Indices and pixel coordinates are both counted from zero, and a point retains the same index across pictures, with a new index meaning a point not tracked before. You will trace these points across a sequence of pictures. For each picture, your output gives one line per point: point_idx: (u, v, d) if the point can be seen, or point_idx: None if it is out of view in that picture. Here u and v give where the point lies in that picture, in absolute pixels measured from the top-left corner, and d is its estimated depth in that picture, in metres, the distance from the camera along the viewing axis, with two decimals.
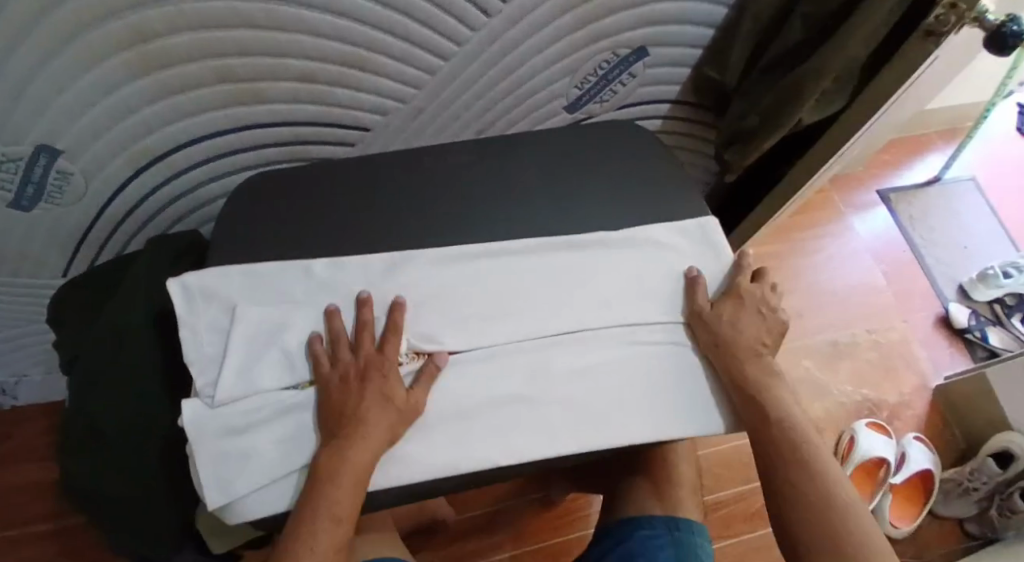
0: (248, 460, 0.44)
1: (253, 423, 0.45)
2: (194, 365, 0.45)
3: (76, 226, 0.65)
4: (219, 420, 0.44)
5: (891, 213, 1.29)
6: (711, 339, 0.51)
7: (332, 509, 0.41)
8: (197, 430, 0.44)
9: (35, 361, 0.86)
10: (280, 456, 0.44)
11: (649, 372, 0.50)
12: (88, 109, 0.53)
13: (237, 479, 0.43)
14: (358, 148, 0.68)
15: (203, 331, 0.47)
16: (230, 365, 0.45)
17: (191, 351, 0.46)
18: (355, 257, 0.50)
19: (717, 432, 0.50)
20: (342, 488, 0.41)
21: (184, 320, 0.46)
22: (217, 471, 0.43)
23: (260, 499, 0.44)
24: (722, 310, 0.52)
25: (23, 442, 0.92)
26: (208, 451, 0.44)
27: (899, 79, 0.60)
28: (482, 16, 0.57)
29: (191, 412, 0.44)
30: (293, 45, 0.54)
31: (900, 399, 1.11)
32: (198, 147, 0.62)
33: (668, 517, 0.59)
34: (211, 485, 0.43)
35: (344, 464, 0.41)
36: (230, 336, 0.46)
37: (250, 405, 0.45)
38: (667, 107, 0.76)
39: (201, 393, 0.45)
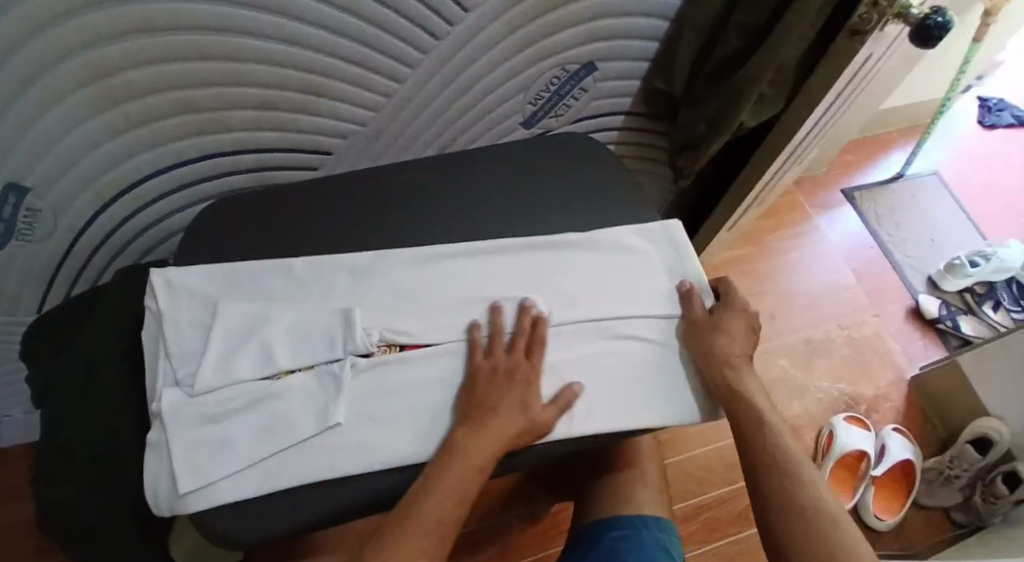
0: (224, 447, 0.44)
1: (231, 411, 0.45)
2: (175, 357, 0.47)
3: (47, 262, 0.66)
4: (198, 407, 0.45)
5: (857, 211, 1.32)
6: (703, 347, 0.52)
7: (451, 490, 0.42)
8: (175, 416, 0.45)
9: (14, 400, 0.86)
10: (253, 444, 0.44)
11: (618, 363, 0.52)
12: (51, 147, 0.55)
13: (209, 465, 0.43)
14: (321, 171, 0.70)
15: (184, 326, 0.48)
16: (209, 355, 0.47)
17: (174, 343, 0.47)
18: (329, 260, 0.53)
19: (688, 416, 0.51)
20: (455, 476, 0.42)
21: (167, 312, 0.48)
22: (189, 456, 0.43)
23: (230, 486, 0.43)
24: (717, 320, 0.54)
25: (4, 483, 0.92)
26: (184, 435, 0.44)
27: (834, 76, 0.62)
28: (432, 40, 0.60)
29: (172, 399, 0.45)
30: (251, 74, 0.56)
31: (877, 392, 1.12)
32: (163, 178, 0.64)
33: (634, 516, 0.61)
34: (180, 469, 0.42)
35: (467, 448, 0.44)
36: (212, 329, 0.48)
37: (229, 394, 0.46)
38: (621, 118, 0.79)
39: (181, 382, 0.46)
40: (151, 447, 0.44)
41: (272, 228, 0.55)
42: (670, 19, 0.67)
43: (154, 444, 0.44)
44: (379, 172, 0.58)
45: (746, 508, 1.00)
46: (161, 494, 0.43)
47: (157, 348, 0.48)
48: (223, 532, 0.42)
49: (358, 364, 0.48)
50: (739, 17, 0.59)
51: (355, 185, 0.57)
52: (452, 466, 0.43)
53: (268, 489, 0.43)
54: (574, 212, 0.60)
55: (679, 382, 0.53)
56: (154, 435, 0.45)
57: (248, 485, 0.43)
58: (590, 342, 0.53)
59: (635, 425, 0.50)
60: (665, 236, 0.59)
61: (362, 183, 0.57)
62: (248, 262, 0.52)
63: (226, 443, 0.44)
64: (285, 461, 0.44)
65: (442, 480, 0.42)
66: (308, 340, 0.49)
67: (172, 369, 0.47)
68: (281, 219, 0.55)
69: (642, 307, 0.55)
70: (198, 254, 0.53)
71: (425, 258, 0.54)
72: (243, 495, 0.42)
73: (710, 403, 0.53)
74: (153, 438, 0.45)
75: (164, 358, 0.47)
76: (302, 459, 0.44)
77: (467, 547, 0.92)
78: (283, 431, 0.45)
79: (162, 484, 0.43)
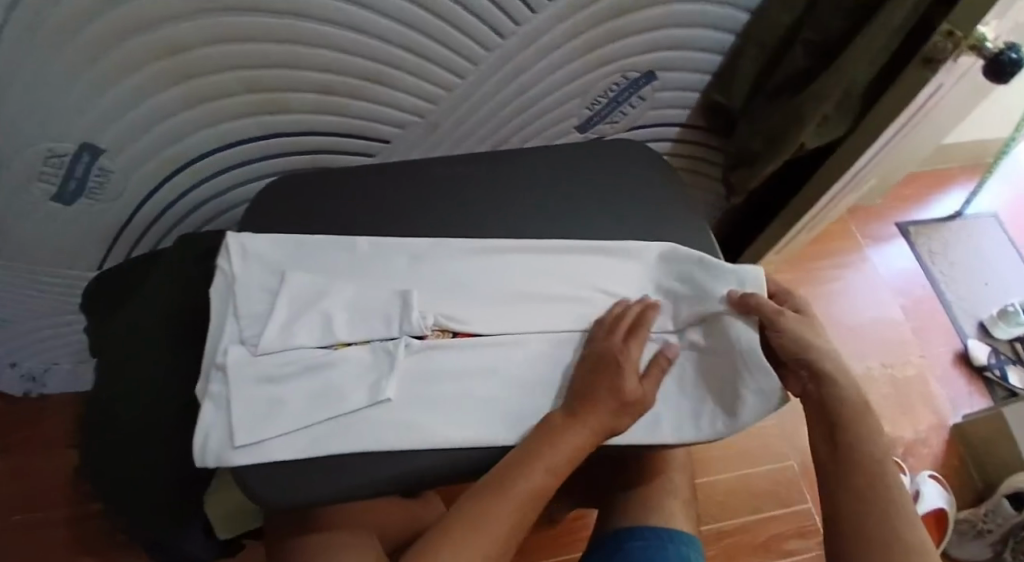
0: (279, 407, 0.46)
1: (290, 374, 0.48)
2: (242, 318, 0.49)
3: (113, 221, 0.70)
4: (259, 367, 0.47)
5: (909, 247, 1.28)
6: (797, 341, 0.50)
7: (549, 464, 0.43)
8: (237, 373, 0.47)
9: (67, 351, 0.90)
10: (307, 408, 0.46)
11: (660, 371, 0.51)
12: (128, 113, 0.58)
13: (263, 423, 0.45)
14: (377, 158, 0.72)
15: (253, 289, 0.51)
16: (275, 320, 0.49)
17: (243, 304, 0.50)
18: (394, 239, 0.54)
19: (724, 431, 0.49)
20: (555, 453, 0.43)
21: (237, 275, 0.51)
22: (246, 412, 0.45)
23: (282, 445, 0.44)
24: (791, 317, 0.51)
25: (48, 429, 0.96)
26: (242, 392, 0.46)
27: (901, 103, 0.61)
28: (496, 37, 0.61)
29: (236, 356, 0.48)
30: (320, 58, 0.58)
31: (916, 435, 1.09)
32: (228, 151, 0.66)
33: (657, 526, 0.60)
34: (237, 424, 0.44)
35: (570, 427, 0.44)
36: (278, 295, 0.50)
37: (288, 357, 0.48)
38: (676, 131, 0.79)
39: (246, 341, 0.49)
40: (211, 400, 0.47)
41: (332, 207, 0.56)
42: (734, 32, 0.67)
43: (214, 398, 0.47)
44: (433, 162, 0.59)
45: (768, 538, 0.97)
46: (209, 447, 0.44)
47: (223, 307, 0.50)
48: (261, 491, 0.43)
49: (412, 345, 0.49)
50: (806, 35, 0.60)
51: (412, 172, 0.58)
52: (551, 443, 0.43)
53: (314, 454, 0.44)
54: (624, 217, 0.60)
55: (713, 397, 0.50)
56: (215, 388, 0.47)
57: (297, 447, 0.44)
58: None
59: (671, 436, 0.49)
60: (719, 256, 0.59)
61: (418, 171, 0.59)
62: (317, 235, 0.54)
63: (281, 404, 0.46)
64: (334, 428, 0.45)
65: (543, 454, 0.43)
66: (365, 316, 0.51)
67: (237, 329, 0.49)
68: (336, 200, 0.56)
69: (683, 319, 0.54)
70: (257, 224, 0.55)
71: (472, 249, 0.55)
72: (291, 456, 0.44)
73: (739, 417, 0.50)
74: (213, 390, 0.47)
75: (231, 317, 0.50)
76: (348, 428, 0.45)
77: None
78: (335, 400, 0.46)
79: (214, 436, 0.45)
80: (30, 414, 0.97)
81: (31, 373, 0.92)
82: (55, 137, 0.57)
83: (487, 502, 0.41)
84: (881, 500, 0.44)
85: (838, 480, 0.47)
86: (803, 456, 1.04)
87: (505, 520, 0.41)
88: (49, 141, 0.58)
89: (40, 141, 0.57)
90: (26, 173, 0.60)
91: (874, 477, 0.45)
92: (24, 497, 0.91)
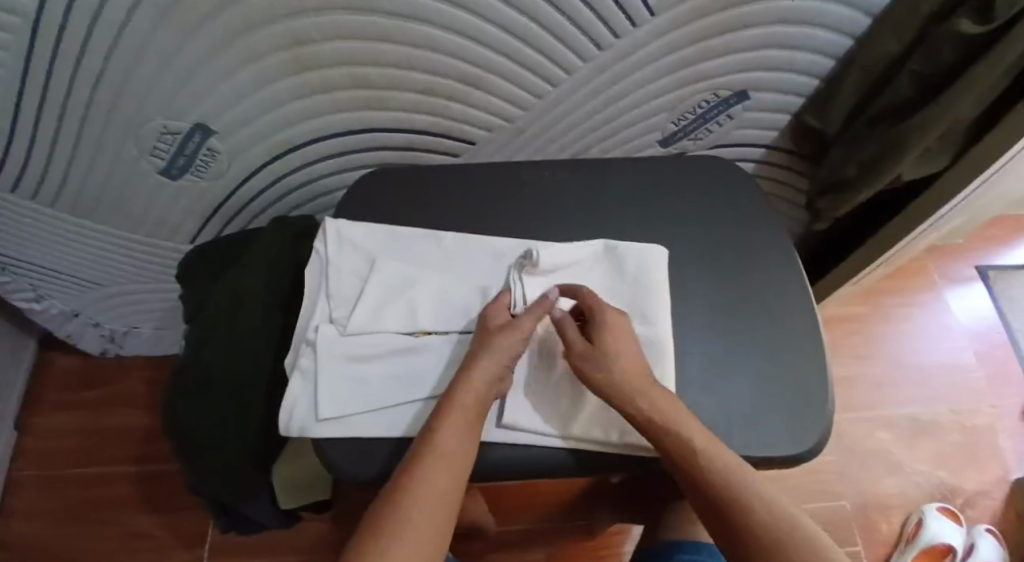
0: (363, 385, 0.48)
1: (374, 355, 0.49)
2: (333, 299, 0.52)
3: (210, 198, 0.74)
4: (347, 346, 0.49)
5: (988, 291, 1.23)
6: (621, 355, 0.46)
7: (452, 439, 0.41)
8: (327, 350, 0.49)
9: (148, 317, 0.96)
10: (390, 389, 0.48)
11: (739, 389, 0.51)
12: (240, 100, 0.61)
13: (350, 399, 0.47)
14: (462, 158, 0.74)
15: (344, 272, 0.53)
16: (363, 302, 0.51)
17: (335, 287, 0.52)
18: (481, 238, 0.56)
19: (800, 452, 0.49)
20: (449, 428, 0.41)
21: (332, 258, 0.53)
22: (334, 388, 0.47)
23: (363, 421, 0.46)
24: (613, 329, 0.48)
25: (123, 388, 1.02)
26: (331, 368, 0.48)
27: (1010, 141, 0.59)
28: (595, 49, 0.62)
29: (325, 333, 0.50)
30: (427, 60, 0.60)
31: (979, 486, 1.03)
32: (325, 143, 0.69)
33: (699, 542, 0.59)
34: (324, 398, 0.47)
35: (457, 405, 0.43)
36: (368, 280, 0.52)
37: (373, 340, 0.50)
38: (762, 151, 0.80)
39: (335, 320, 0.51)
40: (301, 372, 0.49)
41: (426, 205, 0.59)
42: (837, 58, 0.68)
43: (303, 371, 0.49)
44: (524, 165, 0.62)
45: None
46: (296, 415, 0.47)
47: (317, 287, 0.53)
48: (345, 463, 0.46)
49: None
50: (912, 67, 0.59)
51: (502, 175, 0.61)
52: (450, 420, 0.42)
53: (396, 433, 0.46)
54: (707, 234, 0.59)
55: (789, 418, 0.50)
56: (305, 362, 0.49)
57: (378, 426, 0.46)
58: (706, 364, 0.53)
59: (754, 453, 0.48)
60: (804, 284, 0.58)
61: (510, 173, 0.61)
62: (409, 228, 0.57)
63: (365, 383, 0.48)
64: (415, 411, 0.47)
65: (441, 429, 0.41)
66: (448, 308, 0.52)
67: (328, 309, 0.51)
68: (436, 195, 0.60)
69: (761, 342, 0.54)
70: (361, 211, 0.59)
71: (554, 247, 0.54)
72: (370, 433, 0.46)
73: (810, 439, 0.49)
74: (303, 363, 0.49)
75: (323, 297, 0.52)
76: (429, 412, 0.47)
77: (523, 544, 0.93)
78: (416, 385, 0.48)
79: (302, 407, 0.47)
80: (107, 372, 1.03)
81: (112, 334, 0.98)
82: (171, 115, 0.61)
83: (405, 495, 0.37)
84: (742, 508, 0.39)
85: (708, 503, 0.40)
86: (857, 497, 1.00)
87: (432, 505, 0.37)
88: (165, 118, 0.61)
89: (158, 117, 0.61)
90: (141, 146, 0.65)
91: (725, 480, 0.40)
92: (96, 450, 0.97)
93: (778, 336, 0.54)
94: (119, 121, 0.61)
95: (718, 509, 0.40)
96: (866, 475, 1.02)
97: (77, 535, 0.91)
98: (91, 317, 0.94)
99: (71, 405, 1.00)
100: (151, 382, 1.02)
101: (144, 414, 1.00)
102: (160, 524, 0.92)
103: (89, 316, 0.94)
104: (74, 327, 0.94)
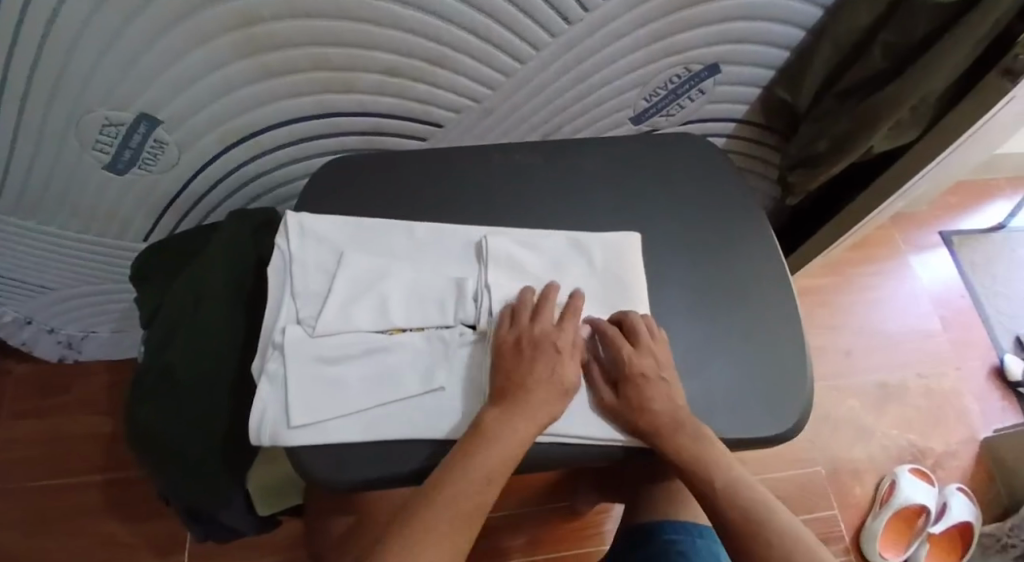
0: (336, 387, 0.46)
1: (348, 356, 0.47)
2: (299, 297, 0.49)
3: (163, 192, 0.70)
4: (317, 347, 0.47)
5: (951, 256, 1.25)
6: (655, 406, 0.45)
7: (504, 453, 0.41)
8: (296, 351, 0.47)
9: (105, 319, 0.91)
10: (364, 393, 0.46)
11: (720, 369, 0.51)
12: (188, 87, 0.57)
13: (323, 403, 0.45)
14: (429, 142, 0.71)
15: (310, 268, 0.50)
16: (332, 301, 0.49)
17: (301, 284, 0.50)
18: (452, 226, 0.54)
19: (785, 429, 0.49)
20: (505, 441, 0.41)
21: (296, 254, 0.51)
22: (305, 391, 0.45)
23: (339, 426, 0.45)
24: (645, 382, 0.46)
25: (83, 394, 0.97)
26: (302, 372, 0.46)
27: (980, 108, 0.59)
28: (564, 25, 0.59)
29: (293, 335, 0.47)
30: (389, 39, 0.57)
31: (946, 447, 1.06)
32: (284, 130, 0.66)
33: (691, 524, 0.58)
34: (296, 403, 0.45)
35: (520, 418, 0.42)
36: (335, 275, 0.50)
37: (345, 339, 0.48)
38: (733, 126, 0.79)
39: (303, 321, 0.48)
40: (268, 378, 0.46)
41: (392, 193, 0.57)
42: (807, 29, 0.67)
43: (271, 375, 0.46)
44: (494, 149, 0.60)
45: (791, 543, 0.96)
46: (267, 421, 0.45)
47: (281, 286, 0.50)
48: (318, 470, 0.44)
49: (466, 334, 0.48)
50: (884, 38, 0.58)
51: (472, 161, 0.59)
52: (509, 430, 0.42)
53: (374, 436, 0.44)
54: (681, 214, 0.58)
55: (770, 397, 0.50)
56: (272, 366, 0.47)
57: (356, 430, 0.44)
58: (688, 347, 0.51)
59: (739, 433, 0.48)
60: (780, 262, 0.57)
61: (478, 158, 0.59)
62: (378, 219, 0.54)
63: (339, 386, 0.46)
64: (393, 412, 0.45)
65: (473, 461, 0.40)
66: (422, 301, 0.50)
67: (294, 308, 0.49)
68: (402, 184, 0.57)
69: (741, 323, 0.53)
70: (324, 202, 0.56)
71: (515, 241, 0.53)
72: (347, 438, 0.44)
73: (791, 416, 0.49)
74: (271, 368, 0.47)
75: (289, 296, 0.49)
76: (409, 412, 0.45)
77: (505, 530, 0.92)
78: (393, 384, 0.46)
79: (270, 413, 0.45)
80: (65, 378, 0.98)
81: (68, 339, 0.93)
82: (114, 106, 0.57)
83: (421, 526, 0.37)
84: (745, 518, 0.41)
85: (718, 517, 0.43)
86: (831, 462, 1.03)
87: (447, 537, 0.37)
88: (107, 109, 0.57)
89: (99, 108, 0.57)
90: (83, 140, 0.60)
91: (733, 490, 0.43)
92: (57, 460, 0.93)
93: (758, 316, 0.54)
94: (57, 113, 0.57)
95: (707, 498, 0.44)
96: (838, 441, 1.05)
97: (39, 548, 0.87)
98: (44, 323, 0.89)
99: (27, 414, 0.95)
100: (113, 387, 0.98)
101: (107, 420, 0.96)
102: (128, 531, 0.89)
103: (42, 323, 0.89)
104: (25, 334, 0.89)
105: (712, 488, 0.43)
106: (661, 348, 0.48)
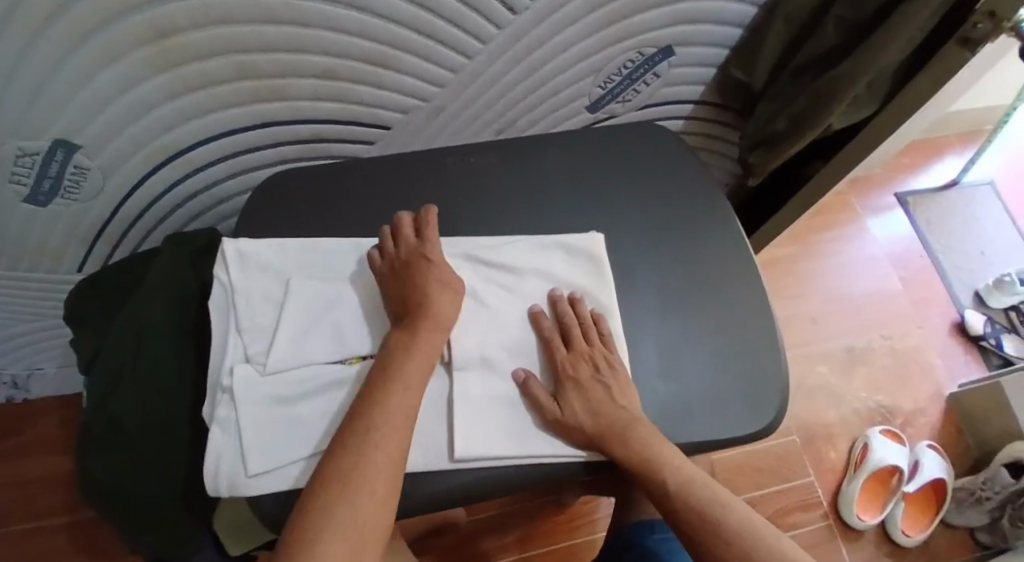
0: (292, 429, 0.43)
1: (302, 393, 0.44)
2: (246, 332, 0.46)
3: (93, 221, 0.65)
4: (269, 387, 0.44)
5: (907, 216, 1.27)
6: (591, 412, 0.44)
7: (405, 384, 0.40)
8: (247, 395, 0.44)
9: (48, 355, 0.86)
10: (326, 429, 0.43)
11: (696, 368, 0.49)
12: (104, 108, 0.52)
13: (280, 446, 0.42)
14: (377, 147, 0.67)
15: (255, 301, 0.47)
16: (282, 334, 0.46)
17: (247, 319, 0.46)
18: (406, 240, 0.51)
19: (764, 427, 0.48)
20: (406, 378, 0.40)
21: (239, 287, 0.47)
22: (260, 435, 0.42)
23: (303, 469, 0.42)
24: (579, 386, 0.45)
25: (34, 435, 0.91)
26: (255, 417, 0.43)
27: (939, 76, 0.58)
28: (508, 14, 0.56)
29: (243, 377, 0.44)
30: (319, 41, 0.53)
31: (915, 406, 1.09)
32: (218, 145, 0.61)
33: (649, 521, 0.60)
34: (252, 450, 0.42)
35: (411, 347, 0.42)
36: (285, 306, 0.47)
37: (300, 375, 0.45)
38: (690, 108, 0.77)
39: (252, 358, 0.45)
40: (219, 424, 0.43)
41: (341, 208, 0.53)
42: (759, 5, 0.65)
43: (222, 422, 0.43)
44: (445, 154, 0.57)
45: (778, 511, 0.97)
46: (221, 472, 0.42)
47: (225, 321, 0.47)
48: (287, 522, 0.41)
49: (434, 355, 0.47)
50: (838, 12, 0.57)
51: (423, 168, 0.55)
52: (405, 363, 0.41)
53: None
54: (645, 206, 0.57)
55: (746, 397, 0.49)
56: (222, 412, 0.43)
57: None
58: (663, 348, 0.50)
59: (723, 433, 0.47)
60: (747, 249, 0.56)
61: (430, 162, 0.56)
62: (325, 239, 0.51)
63: (296, 427, 0.43)
64: None
65: (398, 370, 0.40)
66: (381, 327, 0.47)
67: (242, 345, 0.46)
68: (351, 198, 0.54)
69: (713, 316, 0.52)
70: (268, 226, 0.52)
71: (473, 250, 0.51)
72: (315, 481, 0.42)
73: (768, 412, 0.48)
74: (221, 414, 0.43)
75: (234, 332, 0.46)
76: None
77: (492, 529, 0.91)
78: None
79: (225, 462, 0.42)
80: (12, 419, 0.92)
81: (11, 380, 0.87)
82: (24, 135, 0.52)
83: (364, 448, 0.36)
84: (703, 505, 0.41)
85: (674, 517, 0.42)
86: (807, 430, 1.04)
87: (393, 449, 0.37)
88: (18, 140, 0.52)
89: (9, 140, 0.52)
90: None
91: (695, 487, 0.42)
92: (14, 506, 0.87)
93: (731, 311, 0.53)
94: None
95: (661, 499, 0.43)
96: (814, 410, 1.06)
97: None
98: None
99: None
100: (67, 424, 0.92)
101: (65, 458, 0.90)
102: None
103: None
104: None
105: (666, 490, 0.42)
106: (600, 342, 0.47)
